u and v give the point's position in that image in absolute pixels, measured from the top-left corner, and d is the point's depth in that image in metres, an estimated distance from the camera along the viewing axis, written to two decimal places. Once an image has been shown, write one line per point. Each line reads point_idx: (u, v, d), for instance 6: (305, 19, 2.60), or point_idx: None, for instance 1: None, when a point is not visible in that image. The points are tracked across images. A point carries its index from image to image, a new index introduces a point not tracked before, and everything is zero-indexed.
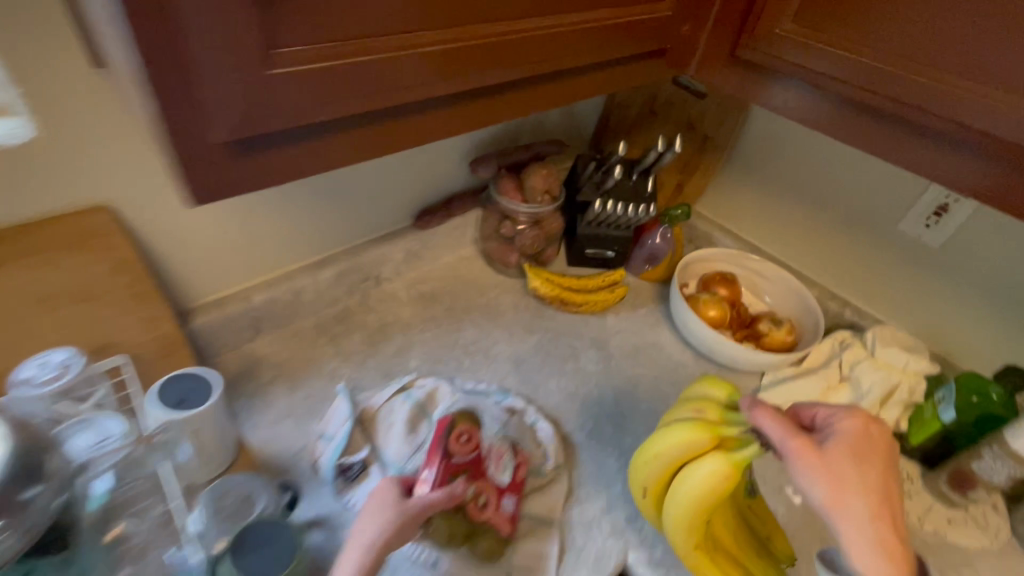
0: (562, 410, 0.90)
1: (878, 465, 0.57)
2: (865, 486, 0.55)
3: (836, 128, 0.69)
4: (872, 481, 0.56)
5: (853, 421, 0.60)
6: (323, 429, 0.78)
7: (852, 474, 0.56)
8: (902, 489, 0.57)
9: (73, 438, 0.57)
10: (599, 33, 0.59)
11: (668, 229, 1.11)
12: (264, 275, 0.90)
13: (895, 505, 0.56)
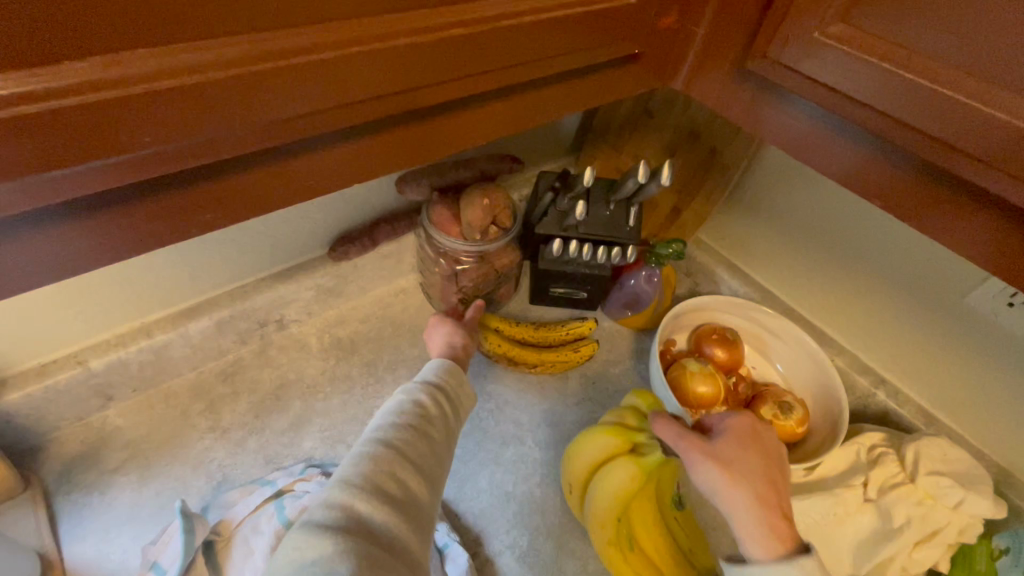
0: (491, 523, 0.70)
1: (764, 457, 0.58)
2: (754, 474, 0.56)
3: (854, 185, 0.46)
4: (765, 473, 0.56)
5: (739, 416, 0.60)
6: (155, 559, 0.59)
7: (741, 462, 0.56)
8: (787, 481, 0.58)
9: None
10: (471, 51, 0.38)
11: (656, 270, 0.86)
12: (109, 332, 0.69)
13: (783, 495, 0.56)
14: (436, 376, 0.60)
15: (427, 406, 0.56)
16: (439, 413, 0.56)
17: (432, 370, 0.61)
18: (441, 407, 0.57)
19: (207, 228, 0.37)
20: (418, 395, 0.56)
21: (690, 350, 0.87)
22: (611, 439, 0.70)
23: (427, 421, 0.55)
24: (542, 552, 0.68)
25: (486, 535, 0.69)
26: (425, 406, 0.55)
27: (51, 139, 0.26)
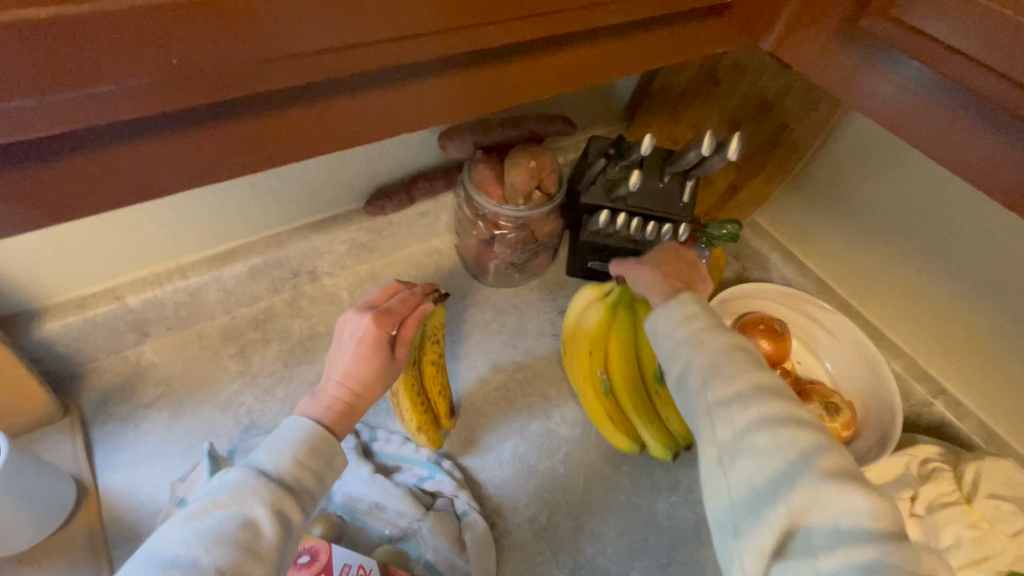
0: (512, 494, 0.69)
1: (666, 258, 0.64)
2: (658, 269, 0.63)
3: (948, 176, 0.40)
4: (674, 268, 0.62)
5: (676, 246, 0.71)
6: (181, 496, 0.60)
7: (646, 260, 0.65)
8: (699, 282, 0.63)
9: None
10: None
11: (705, 252, 0.81)
12: (146, 271, 0.69)
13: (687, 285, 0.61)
14: (285, 476, 0.44)
15: (260, 534, 0.40)
16: (279, 540, 0.41)
17: (285, 455, 0.45)
18: (283, 531, 0.42)
19: (233, 174, 0.34)
20: (251, 512, 0.41)
21: None
22: (592, 289, 0.71)
23: (251, 560, 0.39)
24: (561, 529, 0.67)
25: (505, 505, 0.67)
26: (256, 534, 0.40)
27: (34, 57, 0.24)
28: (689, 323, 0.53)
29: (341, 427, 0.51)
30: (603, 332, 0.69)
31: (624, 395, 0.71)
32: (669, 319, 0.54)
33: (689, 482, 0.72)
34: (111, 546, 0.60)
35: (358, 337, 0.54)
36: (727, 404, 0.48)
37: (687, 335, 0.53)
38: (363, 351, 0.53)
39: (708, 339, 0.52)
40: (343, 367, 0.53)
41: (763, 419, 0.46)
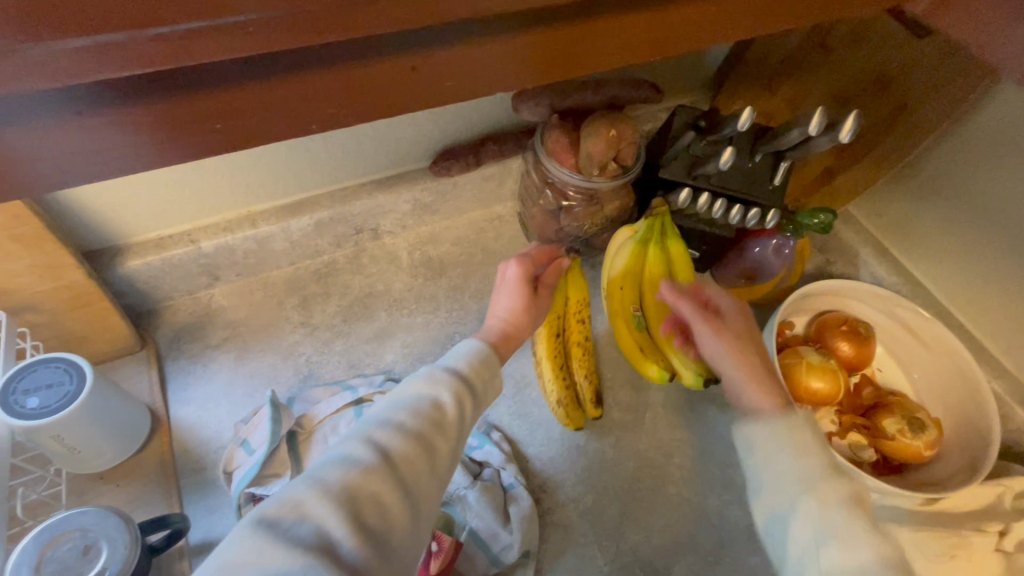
0: (558, 472, 0.68)
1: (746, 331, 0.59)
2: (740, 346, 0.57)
3: None
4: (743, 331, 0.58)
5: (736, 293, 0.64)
6: (243, 437, 0.63)
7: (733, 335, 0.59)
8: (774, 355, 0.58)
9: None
10: None
11: (789, 241, 0.74)
12: (220, 217, 0.71)
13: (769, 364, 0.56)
14: (466, 376, 0.46)
15: (444, 414, 0.42)
16: (458, 423, 0.43)
17: (462, 358, 0.48)
18: (461, 418, 0.43)
19: (325, 124, 0.33)
20: (440, 395, 0.43)
21: (808, 338, 0.76)
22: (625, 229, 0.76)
23: (435, 432, 0.41)
24: (606, 513, 0.66)
25: (552, 483, 0.67)
26: (442, 413, 0.42)
27: None
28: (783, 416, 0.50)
29: (503, 345, 0.56)
30: (635, 267, 0.73)
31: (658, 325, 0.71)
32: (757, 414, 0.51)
33: (744, 483, 0.69)
34: (180, 475, 0.63)
35: (511, 280, 0.60)
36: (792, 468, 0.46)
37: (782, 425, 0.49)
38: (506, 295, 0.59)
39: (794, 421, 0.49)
40: (501, 306, 0.59)
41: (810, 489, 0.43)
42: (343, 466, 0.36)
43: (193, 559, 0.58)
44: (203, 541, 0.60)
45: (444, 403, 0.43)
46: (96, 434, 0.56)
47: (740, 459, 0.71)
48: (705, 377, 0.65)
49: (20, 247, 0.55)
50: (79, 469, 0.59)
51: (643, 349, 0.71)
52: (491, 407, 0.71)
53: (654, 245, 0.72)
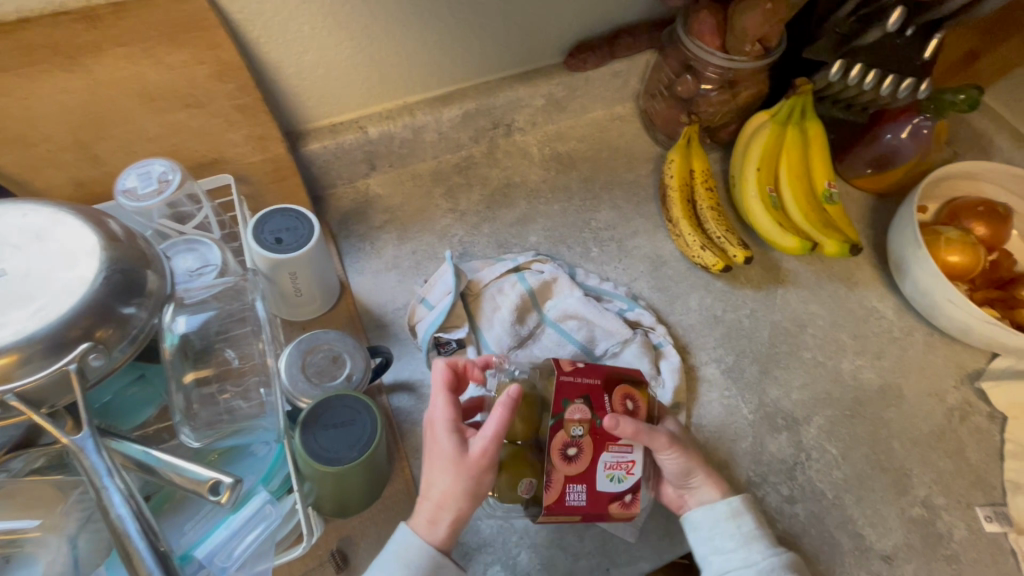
0: (699, 336, 0.74)
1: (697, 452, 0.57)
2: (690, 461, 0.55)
3: None
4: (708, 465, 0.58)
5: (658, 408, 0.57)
6: (423, 295, 0.71)
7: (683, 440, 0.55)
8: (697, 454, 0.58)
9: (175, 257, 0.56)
10: None
11: (928, 122, 0.75)
12: (380, 106, 0.77)
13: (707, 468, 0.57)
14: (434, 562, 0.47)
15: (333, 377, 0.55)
16: (339, 388, 0.54)
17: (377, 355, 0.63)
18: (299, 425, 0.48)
19: None
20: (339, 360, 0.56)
21: (941, 220, 0.77)
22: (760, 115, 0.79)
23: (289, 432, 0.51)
24: (747, 371, 0.71)
25: (694, 344, 0.73)
26: (323, 372, 0.55)
27: None
28: (736, 519, 0.54)
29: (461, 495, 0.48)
30: (772, 150, 0.76)
31: (793, 204, 0.75)
32: (708, 514, 0.55)
33: (877, 349, 0.73)
34: (367, 330, 0.72)
35: (450, 455, 0.47)
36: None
37: (739, 525, 0.54)
38: (455, 452, 0.47)
39: (745, 518, 0.55)
40: (445, 496, 0.47)
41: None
42: None
43: (390, 395, 0.68)
44: (397, 381, 0.69)
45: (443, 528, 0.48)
46: (316, 282, 0.65)
47: (872, 330, 0.75)
48: (846, 245, 0.71)
49: (240, 119, 0.63)
50: (293, 316, 0.69)
51: (782, 223, 0.74)
52: (632, 281, 0.77)
53: (793, 123, 0.75)
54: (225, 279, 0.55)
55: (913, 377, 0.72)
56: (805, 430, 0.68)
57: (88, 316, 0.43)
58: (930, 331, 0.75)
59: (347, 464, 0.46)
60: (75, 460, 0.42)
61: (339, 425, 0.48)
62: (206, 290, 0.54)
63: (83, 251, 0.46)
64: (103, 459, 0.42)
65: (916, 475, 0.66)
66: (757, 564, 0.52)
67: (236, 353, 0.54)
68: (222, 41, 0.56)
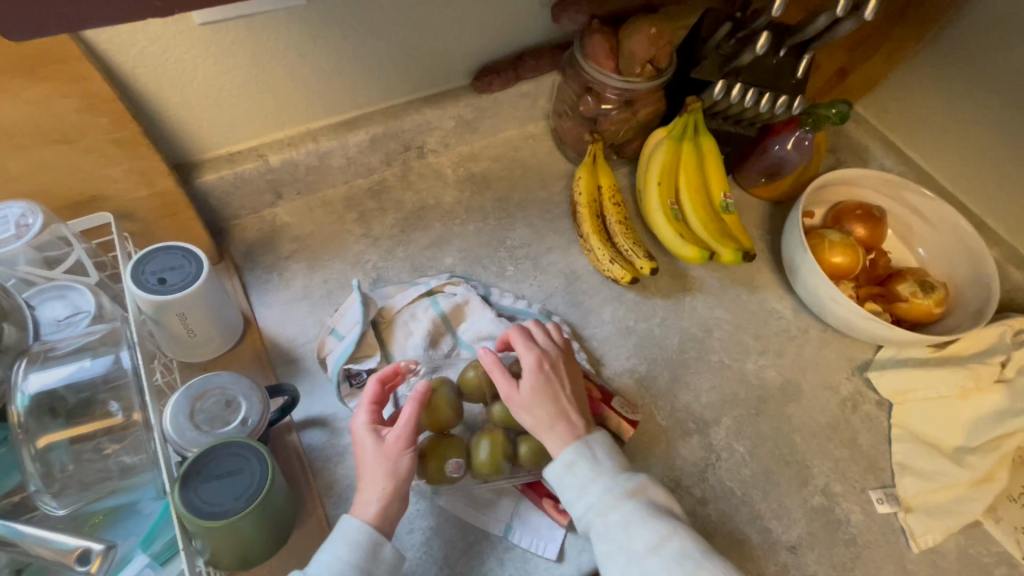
0: (613, 347, 0.75)
1: (551, 394, 0.58)
2: (545, 399, 0.58)
3: None
4: (566, 413, 0.58)
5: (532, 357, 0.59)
6: (333, 326, 0.69)
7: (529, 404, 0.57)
8: (565, 396, 0.59)
9: (41, 307, 0.52)
10: None
11: (809, 134, 0.81)
12: (282, 133, 0.75)
13: (567, 407, 0.58)
14: (374, 535, 0.50)
15: (226, 423, 0.52)
16: (232, 433, 0.52)
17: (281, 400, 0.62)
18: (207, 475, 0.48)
19: None
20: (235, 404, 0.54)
21: (827, 223, 0.83)
22: (659, 130, 0.82)
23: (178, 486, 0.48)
24: (659, 378, 0.74)
25: (608, 355, 0.75)
26: (214, 420, 0.52)
27: None
28: (572, 469, 0.55)
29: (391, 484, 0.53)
30: (672, 164, 0.80)
31: (693, 214, 0.79)
32: (552, 473, 0.56)
33: (777, 348, 0.78)
34: (276, 366, 0.69)
35: (372, 445, 0.53)
36: (606, 513, 0.53)
37: (575, 475, 0.55)
38: (375, 441, 0.54)
39: (580, 464, 0.55)
40: (375, 480, 0.52)
41: (683, 547, 0.51)
42: None
43: (301, 432, 0.65)
44: (308, 417, 0.66)
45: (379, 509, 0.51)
46: (211, 321, 0.62)
47: (773, 330, 0.80)
48: (740, 252, 0.75)
49: (119, 153, 0.60)
50: (191, 357, 0.64)
51: (683, 234, 0.77)
52: (547, 298, 0.79)
53: (688, 138, 0.79)
54: (99, 328, 0.51)
55: (810, 373, 0.77)
56: (714, 432, 0.71)
57: None
58: (823, 327, 0.80)
59: (239, 515, 0.44)
60: None
61: (226, 474, 0.45)
62: (76, 340, 0.50)
63: None
64: None
65: (816, 465, 0.70)
66: (597, 506, 0.53)
67: (119, 406, 0.49)
68: (88, 74, 0.53)
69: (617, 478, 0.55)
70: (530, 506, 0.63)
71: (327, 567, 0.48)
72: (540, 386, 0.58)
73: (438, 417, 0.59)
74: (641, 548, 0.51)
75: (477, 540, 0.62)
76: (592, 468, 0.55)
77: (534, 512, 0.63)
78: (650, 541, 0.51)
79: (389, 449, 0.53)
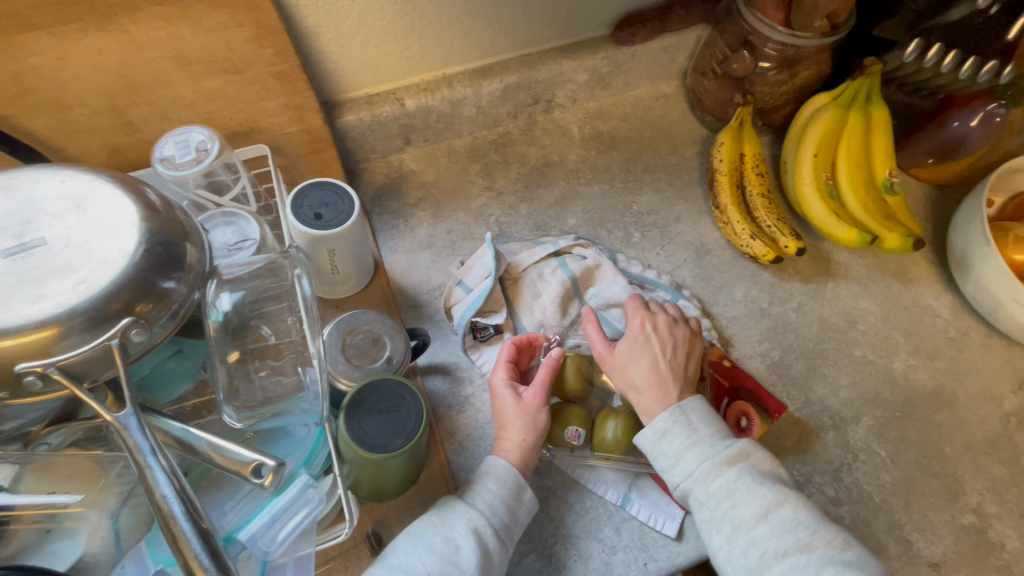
0: (744, 328, 0.71)
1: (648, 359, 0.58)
2: (643, 365, 0.57)
3: None
4: (663, 379, 0.57)
5: (635, 320, 0.60)
6: (460, 276, 0.69)
7: (622, 364, 0.58)
8: (665, 364, 0.58)
9: (213, 231, 0.55)
10: None
11: (1003, 109, 0.69)
12: (419, 77, 0.74)
13: (666, 376, 0.57)
14: (517, 476, 0.53)
15: (374, 359, 0.54)
16: (380, 371, 0.53)
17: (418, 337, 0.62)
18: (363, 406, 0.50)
19: None
20: (383, 339, 0.55)
21: (1008, 216, 0.72)
22: (820, 97, 0.74)
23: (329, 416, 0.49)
24: (793, 367, 0.69)
25: (737, 336, 0.70)
26: (363, 355, 0.54)
27: None
28: (667, 437, 0.53)
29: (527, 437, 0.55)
30: (834, 134, 0.72)
31: (851, 192, 0.71)
32: (643, 438, 0.54)
33: (931, 349, 0.70)
34: (401, 310, 0.71)
35: (510, 400, 0.56)
36: (706, 480, 0.51)
37: (670, 443, 0.53)
38: (513, 396, 0.56)
39: (675, 432, 0.53)
40: (513, 431, 0.55)
41: (794, 518, 0.48)
42: (472, 514, 0.50)
43: (425, 377, 0.66)
44: (431, 364, 0.67)
45: (519, 458, 0.54)
46: (352, 260, 0.63)
47: (928, 329, 0.72)
48: (911, 239, 0.67)
49: (277, 86, 0.60)
50: (328, 294, 0.67)
51: (838, 212, 0.70)
52: (675, 270, 0.75)
53: (857, 106, 0.71)
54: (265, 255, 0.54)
55: (968, 380, 0.69)
56: (852, 431, 0.65)
57: (132, 290, 0.41)
58: (987, 332, 0.72)
59: (399, 450, 0.45)
60: (118, 438, 0.41)
61: (388, 410, 0.46)
62: (241, 267, 0.52)
63: (119, 221, 0.43)
64: (144, 439, 0.40)
65: (968, 481, 0.63)
66: (696, 473, 0.51)
67: (271, 330, 0.52)
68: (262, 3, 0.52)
69: (717, 445, 0.52)
70: (650, 481, 0.61)
71: (482, 497, 0.51)
72: (635, 348, 0.59)
73: (568, 387, 0.59)
74: (751, 516, 0.48)
75: (595, 505, 0.61)
76: (690, 437, 0.53)
77: (653, 487, 0.61)
78: (757, 510, 0.48)
79: (529, 404, 0.56)
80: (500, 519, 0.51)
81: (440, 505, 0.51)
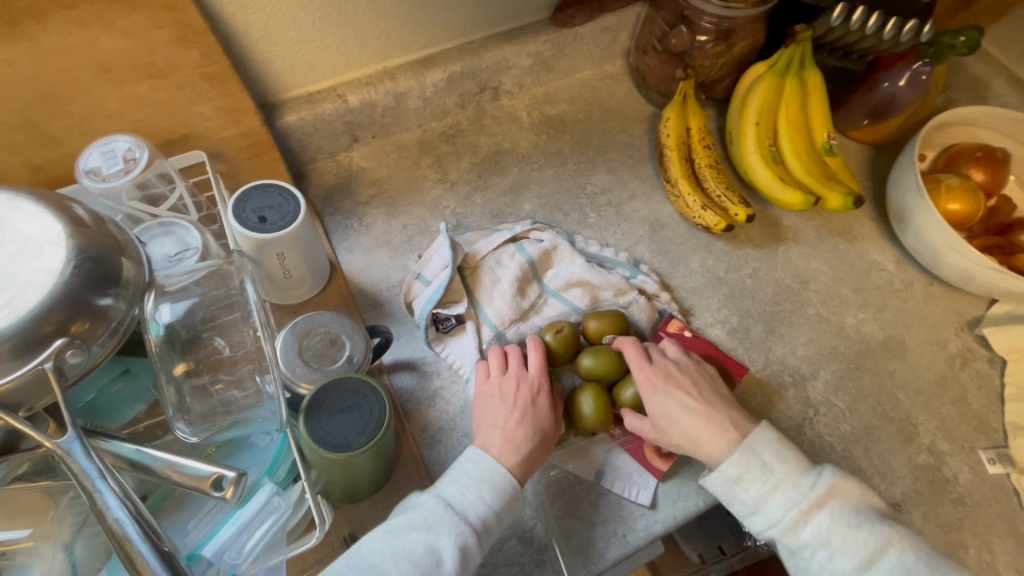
0: (703, 297, 0.72)
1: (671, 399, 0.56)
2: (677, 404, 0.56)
3: None
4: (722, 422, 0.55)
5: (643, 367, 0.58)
6: (419, 269, 0.69)
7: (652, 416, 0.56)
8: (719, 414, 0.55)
9: (152, 243, 0.53)
10: None
11: (928, 66, 0.72)
12: (360, 72, 0.72)
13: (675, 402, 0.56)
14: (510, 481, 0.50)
15: (332, 361, 0.53)
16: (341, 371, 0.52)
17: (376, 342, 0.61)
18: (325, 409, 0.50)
19: None
20: (340, 338, 0.54)
21: (940, 168, 0.76)
22: (757, 67, 0.76)
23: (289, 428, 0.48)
24: (752, 330, 0.71)
25: (696, 306, 0.72)
26: (321, 358, 0.53)
27: None
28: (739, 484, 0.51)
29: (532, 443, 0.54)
30: (773, 102, 0.73)
31: (793, 158, 0.73)
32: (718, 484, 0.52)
33: (879, 302, 0.73)
34: (362, 310, 0.69)
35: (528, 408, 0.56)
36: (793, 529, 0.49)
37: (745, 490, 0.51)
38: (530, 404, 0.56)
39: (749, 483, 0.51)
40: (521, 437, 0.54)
41: (870, 547, 0.47)
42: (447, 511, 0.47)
43: (392, 375, 0.66)
44: (397, 360, 0.66)
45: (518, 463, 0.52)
46: (305, 263, 0.61)
47: (875, 283, 0.75)
48: (850, 197, 0.69)
49: (208, 89, 0.58)
50: (283, 299, 0.65)
51: (781, 177, 0.72)
52: (633, 246, 0.76)
53: (793, 72, 0.73)
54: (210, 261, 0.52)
55: (914, 328, 0.72)
56: (811, 386, 0.68)
57: (63, 310, 0.39)
58: (930, 281, 0.75)
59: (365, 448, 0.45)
60: (62, 465, 0.39)
61: (349, 409, 0.46)
62: (183, 278, 0.50)
63: (42, 238, 0.41)
64: (90, 463, 0.38)
65: (921, 422, 0.66)
66: (782, 522, 0.49)
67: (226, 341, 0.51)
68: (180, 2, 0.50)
69: (800, 485, 0.50)
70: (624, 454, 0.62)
71: (468, 501, 0.48)
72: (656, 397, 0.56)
73: None
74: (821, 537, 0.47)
75: (571, 485, 0.61)
76: (798, 498, 0.49)
77: (628, 459, 0.62)
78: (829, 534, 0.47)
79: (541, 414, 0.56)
80: (485, 522, 0.48)
81: (404, 506, 0.48)
